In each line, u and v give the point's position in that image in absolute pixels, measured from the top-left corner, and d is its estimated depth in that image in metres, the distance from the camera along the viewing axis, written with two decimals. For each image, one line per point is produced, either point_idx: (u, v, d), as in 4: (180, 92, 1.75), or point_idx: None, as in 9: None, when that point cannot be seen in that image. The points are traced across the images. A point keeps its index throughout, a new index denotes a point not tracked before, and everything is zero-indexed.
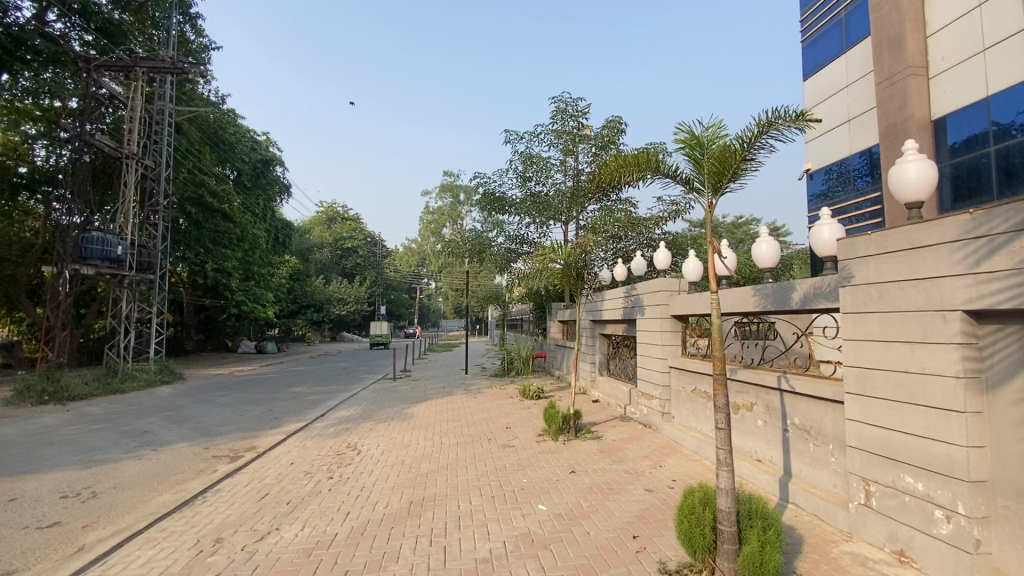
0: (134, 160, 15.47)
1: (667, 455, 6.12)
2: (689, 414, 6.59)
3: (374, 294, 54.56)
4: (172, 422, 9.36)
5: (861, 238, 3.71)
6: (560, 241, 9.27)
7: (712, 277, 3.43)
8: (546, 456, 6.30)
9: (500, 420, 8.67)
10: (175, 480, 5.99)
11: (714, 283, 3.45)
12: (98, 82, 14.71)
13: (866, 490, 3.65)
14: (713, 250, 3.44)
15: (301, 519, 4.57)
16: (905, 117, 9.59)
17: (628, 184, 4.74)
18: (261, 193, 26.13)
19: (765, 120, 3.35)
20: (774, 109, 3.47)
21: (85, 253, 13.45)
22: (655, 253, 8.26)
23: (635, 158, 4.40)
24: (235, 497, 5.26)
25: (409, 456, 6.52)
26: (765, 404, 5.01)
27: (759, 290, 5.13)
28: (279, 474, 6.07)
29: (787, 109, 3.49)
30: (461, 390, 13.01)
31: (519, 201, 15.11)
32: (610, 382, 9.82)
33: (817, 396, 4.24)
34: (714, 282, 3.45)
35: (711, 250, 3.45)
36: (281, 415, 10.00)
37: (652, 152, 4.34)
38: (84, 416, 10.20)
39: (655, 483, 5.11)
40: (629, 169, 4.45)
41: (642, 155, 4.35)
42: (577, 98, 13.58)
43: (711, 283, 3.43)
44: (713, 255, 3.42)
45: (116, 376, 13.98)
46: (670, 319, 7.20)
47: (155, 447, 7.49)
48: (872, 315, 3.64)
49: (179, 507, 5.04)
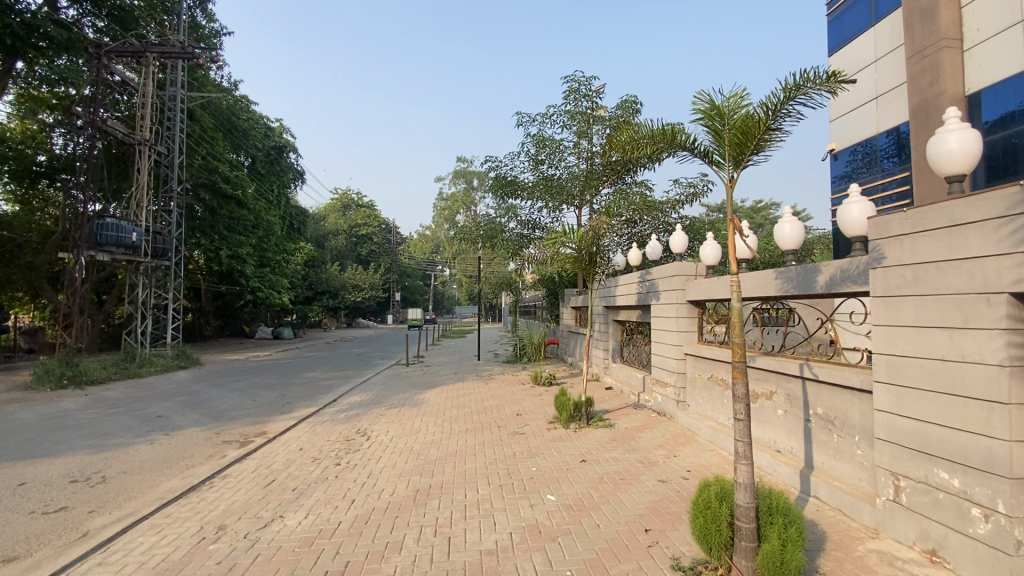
0: (147, 146, 15.53)
1: (681, 444, 5.93)
2: (705, 402, 6.38)
3: (389, 280, 54.84)
4: (186, 406, 9.45)
5: (896, 216, 3.44)
6: (573, 224, 9.03)
7: (733, 259, 3.17)
8: (557, 444, 6.16)
9: (511, 407, 8.57)
10: (184, 465, 5.99)
11: (735, 265, 3.19)
12: (109, 68, 14.70)
13: (895, 485, 3.43)
14: (733, 227, 3.17)
15: (306, 506, 4.51)
16: (938, 93, 9.11)
17: (641, 160, 4.47)
18: (276, 179, 26.19)
19: (793, 84, 3.07)
20: (802, 72, 3.18)
21: (100, 240, 13.58)
22: (672, 236, 7.98)
23: (650, 132, 4.13)
24: (241, 483, 5.23)
25: (417, 443, 6.44)
26: (786, 393, 4.78)
27: (781, 273, 4.87)
28: (287, 459, 6.04)
29: (817, 71, 3.19)
30: (473, 376, 12.93)
31: (531, 185, 14.85)
32: (624, 369, 9.63)
33: (843, 384, 4.00)
34: (734, 264, 3.20)
35: (730, 227, 3.18)
36: (293, 401, 10.02)
37: (668, 126, 4.07)
38: (101, 400, 10.38)
39: (669, 473, 4.94)
40: (643, 144, 4.18)
41: (658, 130, 4.09)
42: (590, 77, 13.19)
43: (732, 264, 3.17)
44: (732, 233, 3.16)
45: (134, 361, 14.19)
46: (686, 305, 6.96)
47: (167, 432, 7.55)
48: (905, 299, 3.38)
49: (185, 493, 5.03)
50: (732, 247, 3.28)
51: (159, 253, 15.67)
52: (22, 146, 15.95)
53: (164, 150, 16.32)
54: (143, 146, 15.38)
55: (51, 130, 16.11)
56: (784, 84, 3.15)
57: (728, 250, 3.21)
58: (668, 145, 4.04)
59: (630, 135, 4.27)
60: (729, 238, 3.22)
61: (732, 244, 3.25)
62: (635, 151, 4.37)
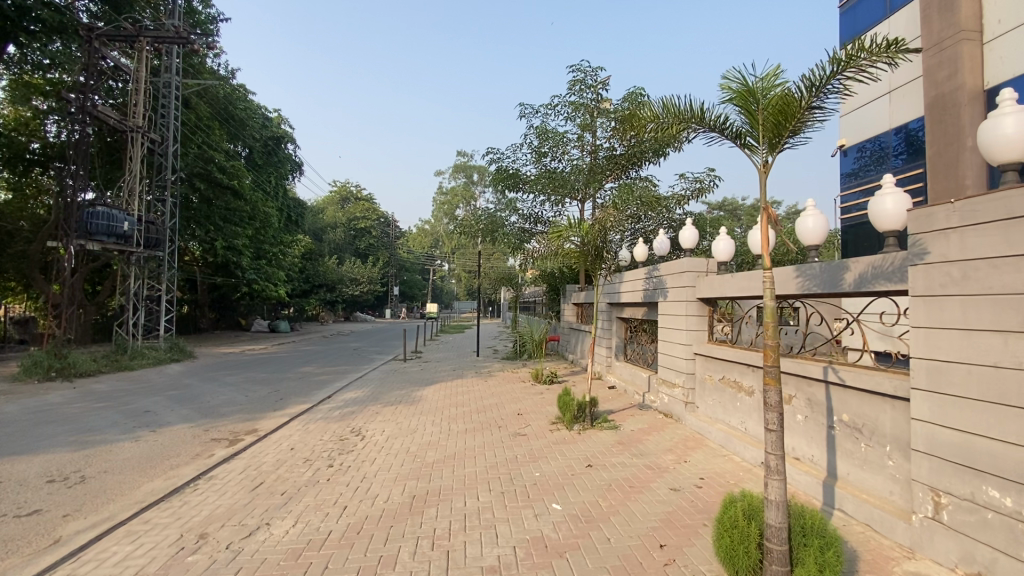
0: (140, 134, 15.15)
1: (691, 449, 5.65)
2: (716, 404, 6.09)
3: (387, 274, 54.56)
4: (175, 401, 9.14)
5: (941, 208, 3.15)
6: (578, 217, 8.71)
7: (766, 254, 2.93)
8: (560, 447, 5.87)
9: (512, 406, 8.27)
10: (169, 465, 5.69)
11: (768, 259, 2.95)
12: (102, 53, 14.25)
13: (935, 502, 3.16)
14: (765, 218, 2.90)
15: (294, 513, 4.22)
16: (956, 87, 8.73)
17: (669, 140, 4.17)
18: (274, 170, 25.81)
19: (843, 57, 2.73)
20: (856, 40, 2.80)
21: (90, 228, 13.23)
22: (681, 231, 7.67)
23: (672, 110, 3.75)
24: (227, 486, 4.94)
25: (414, 444, 6.15)
26: (807, 397, 4.49)
27: (803, 271, 4.57)
28: (277, 460, 5.74)
29: (875, 37, 2.80)
30: (472, 373, 12.64)
31: (533, 178, 14.54)
32: (627, 368, 9.36)
33: (873, 390, 3.71)
34: (767, 259, 2.94)
35: (763, 217, 2.90)
36: (286, 396, 9.72)
37: (692, 105, 3.70)
38: (89, 393, 10.06)
39: (681, 481, 4.66)
40: (664, 124, 3.80)
41: (682, 108, 3.71)
42: (596, 67, 12.83)
43: (765, 260, 2.93)
44: (763, 225, 2.90)
45: (125, 353, 13.87)
46: (696, 303, 6.65)
47: (154, 428, 7.24)
48: (951, 299, 3.08)
49: (167, 496, 4.73)
50: (764, 240, 3.02)
51: (152, 243, 15.32)
52: (14, 133, 15.63)
53: (158, 138, 15.94)
54: (136, 133, 15.01)
55: (45, 117, 15.59)
56: (833, 57, 2.81)
57: (760, 244, 2.97)
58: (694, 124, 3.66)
59: (649, 112, 3.87)
60: (760, 231, 2.96)
61: (764, 237, 2.99)
62: (654, 132, 4.01)
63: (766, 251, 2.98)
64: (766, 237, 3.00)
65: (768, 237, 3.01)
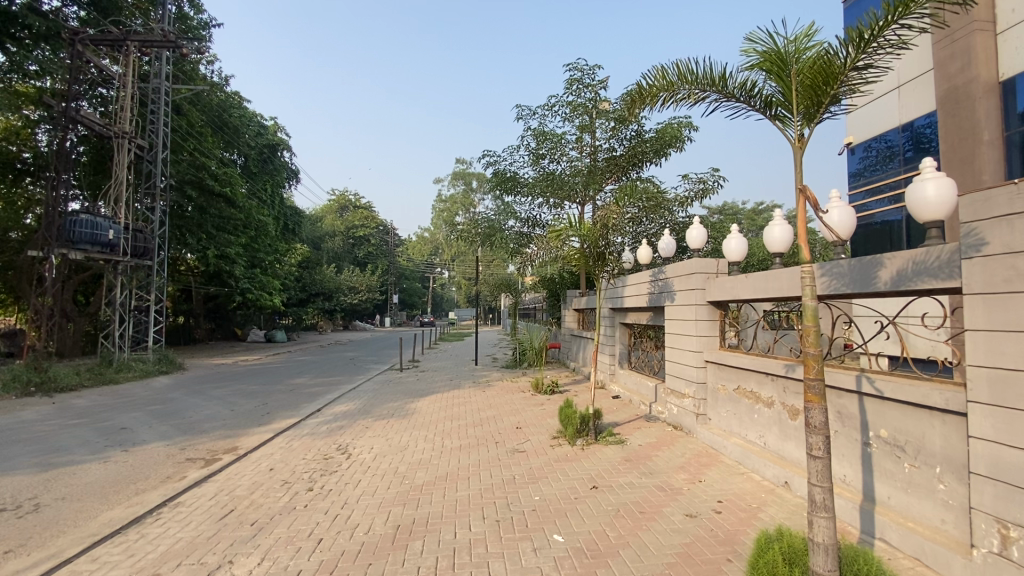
0: (126, 139, 14.74)
1: (705, 466, 5.17)
2: (730, 416, 5.61)
3: (388, 282, 54.20)
4: (155, 417, 8.64)
5: (1003, 192, 2.69)
6: (578, 217, 8.28)
7: (804, 244, 2.38)
8: (561, 465, 5.38)
9: (510, 418, 7.79)
10: (135, 490, 5.20)
11: (807, 249, 2.41)
12: (86, 56, 13.82)
13: (1003, 536, 2.69)
14: (808, 197, 2.36)
15: (262, 548, 3.73)
16: (969, 79, 8.31)
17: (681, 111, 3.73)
18: (269, 178, 25.40)
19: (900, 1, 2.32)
20: None
21: (73, 237, 12.79)
22: (689, 230, 7.21)
23: (687, 76, 3.29)
24: (193, 515, 4.45)
25: (403, 464, 5.66)
26: (837, 410, 4.01)
27: (830, 270, 4.11)
28: (253, 483, 5.26)
29: None
30: (470, 382, 12.15)
31: (531, 182, 14.10)
32: (632, 377, 8.90)
33: (918, 403, 3.25)
34: (805, 249, 2.41)
35: (807, 197, 2.36)
36: (274, 410, 9.23)
37: (709, 70, 3.26)
38: (68, 408, 9.59)
39: (697, 505, 4.17)
40: (677, 93, 3.35)
41: (698, 74, 3.24)
42: (593, 66, 12.47)
43: (802, 251, 2.39)
44: (803, 205, 2.36)
45: (111, 366, 13.43)
46: (706, 306, 6.20)
47: (127, 448, 6.75)
48: (1019, 298, 2.62)
49: (124, 528, 4.26)
50: (805, 222, 2.46)
51: (140, 252, 14.94)
52: (5, 143, 15.24)
53: (147, 144, 15.54)
54: (122, 139, 14.60)
55: (36, 127, 15.20)
56: (885, 1, 2.40)
57: (796, 232, 2.41)
58: (713, 90, 3.20)
59: (658, 81, 3.41)
60: (800, 210, 2.40)
61: (802, 220, 2.45)
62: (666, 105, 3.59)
63: (807, 239, 2.43)
64: (805, 215, 2.42)
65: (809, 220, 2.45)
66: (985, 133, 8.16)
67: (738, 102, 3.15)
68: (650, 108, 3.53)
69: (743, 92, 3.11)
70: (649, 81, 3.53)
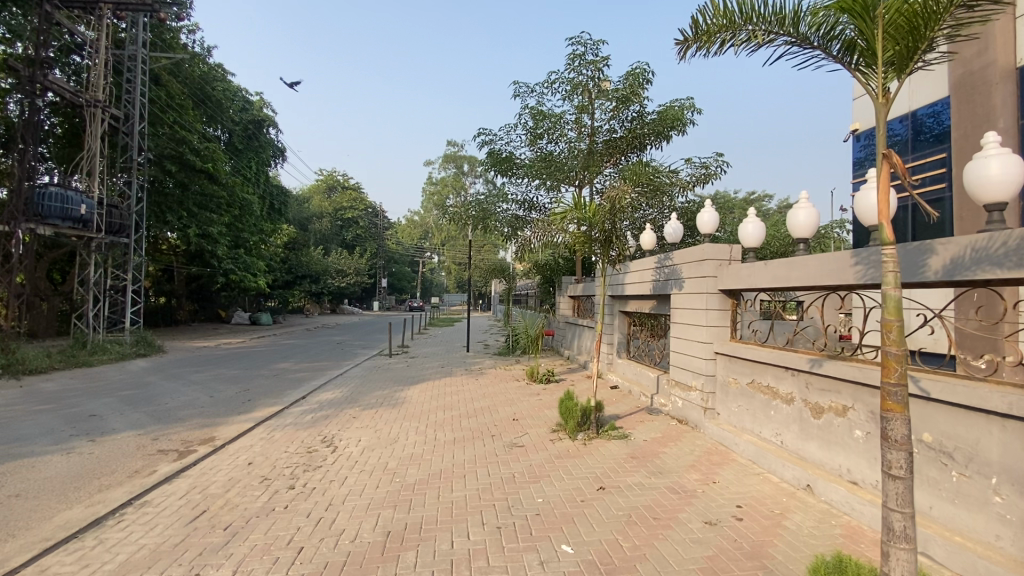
0: (100, 108, 13.83)
1: (717, 465, 4.85)
2: (742, 412, 5.29)
3: (376, 265, 53.43)
4: (128, 404, 8.12)
5: None
6: (581, 197, 7.83)
7: (887, 224, 1.99)
8: (564, 462, 5.03)
9: (505, 409, 7.43)
10: (98, 486, 4.74)
11: (889, 231, 2.01)
12: (56, 18, 12.87)
13: None
14: (894, 163, 1.96)
15: (236, 558, 3.33)
16: (986, 64, 7.77)
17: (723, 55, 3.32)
18: (253, 155, 24.48)
19: None
20: None
21: (42, 211, 12.05)
22: (700, 214, 6.82)
23: (751, 12, 2.88)
24: (161, 517, 4.03)
25: (393, 459, 5.27)
26: (871, 410, 3.69)
27: (867, 257, 3.75)
28: (229, 479, 4.84)
29: None
30: (462, 370, 11.77)
31: (528, 163, 13.55)
32: (631, 366, 8.58)
33: (973, 406, 2.93)
34: (886, 227, 2.02)
35: (890, 164, 1.96)
36: (256, 397, 8.76)
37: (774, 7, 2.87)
38: (35, 393, 9.01)
39: (715, 509, 3.86)
40: (736, 33, 2.95)
41: (767, 12, 2.83)
42: (596, 41, 11.92)
43: (885, 231, 1.99)
44: (886, 174, 1.97)
45: (85, 348, 12.82)
46: (718, 295, 5.81)
47: (94, 437, 6.25)
48: None
49: (82, 532, 3.82)
50: (887, 197, 2.05)
51: (115, 229, 14.25)
52: None
53: (122, 115, 14.65)
54: (95, 108, 13.68)
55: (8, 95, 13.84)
56: None
57: (877, 208, 2.03)
58: (781, 32, 2.83)
59: (717, 19, 2.99)
60: (880, 182, 2.00)
61: (884, 191, 2.06)
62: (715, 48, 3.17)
63: (887, 217, 2.05)
64: (889, 186, 2.04)
65: (890, 193, 2.05)
66: (1000, 121, 7.63)
67: (808, 46, 2.79)
68: (704, 52, 3.12)
69: (817, 34, 2.74)
70: (704, 21, 3.09)
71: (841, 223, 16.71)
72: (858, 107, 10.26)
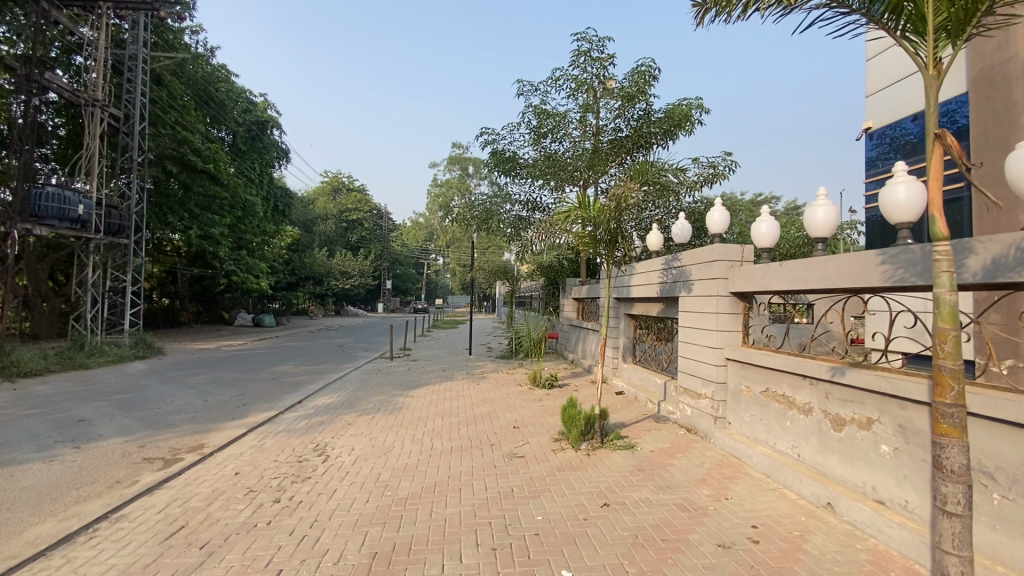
0: (99, 108, 13.69)
1: (729, 479, 4.55)
2: (756, 421, 4.99)
3: (380, 266, 53.35)
4: (119, 409, 7.90)
5: None
6: (587, 195, 7.55)
7: (939, 216, 1.83)
8: (566, 475, 4.74)
9: (507, 416, 7.15)
10: (76, 498, 4.50)
11: (941, 224, 1.86)
12: (55, 16, 12.75)
13: None
14: (949, 145, 1.79)
15: None
16: (1007, 59, 7.33)
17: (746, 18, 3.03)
18: (257, 157, 24.36)
19: None
20: None
21: (39, 211, 11.91)
22: (711, 213, 6.52)
23: None
24: (136, 534, 3.78)
25: (385, 470, 5.00)
26: (900, 423, 3.39)
27: (895, 256, 3.48)
28: (213, 491, 4.59)
29: None
30: (462, 374, 11.48)
31: (531, 162, 13.29)
32: (637, 372, 8.28)
33: (1019, 423, 2.63)
34: (938, 219, 1.87)
35: (945, 146, 1.78)
36: (251, 402, 8.52)
37: None
38: (27, 396, 8.81)
39: (729, 529, 3.57)
40: None
41: None
42: (602, 37, 11.65)
43: (937, 225, 1.84)
44: (940, 157, 1.80)
45: (82, 350, 12.66)
46: (729, 298, 5.51)
47: (79, 444, 6.03)
48: None
49: (50, 548, 3.58)
50: (939, 183, 1.88)
51: (114, 230, 14.10)
52: None
53: (122, 115, 14.49)
54: (94, 107, 13.55)
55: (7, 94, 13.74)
56: None
57: (930, 194, 1.86)
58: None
59: None
60: (934, 165, 1.83)
61: (936, 175, 1.89)
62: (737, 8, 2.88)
63: (939, 209, 1.87)
64: (942, 170, 1.87)
65: (942, 180, 1.87)
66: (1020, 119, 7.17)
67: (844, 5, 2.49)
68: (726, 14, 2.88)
69: None
70: None
71: (852, 222, 16.32)
72: (872, 104, 9.85)
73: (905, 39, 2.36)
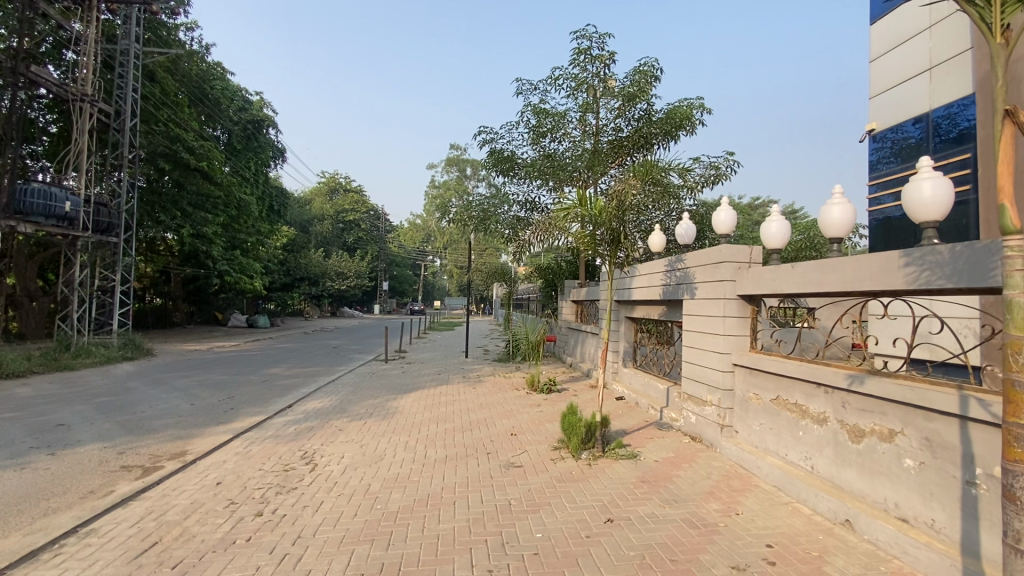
0: (88, 103, 13.36)
1: (738, 492, 4.31)
2: (765, 430, 4.76)
3: (377, 268, 53.04)
4: (101, 412, 7.60)
5: None
6: (588, 194, 7.30)
7: (1012, 206, 1.65)
8: (565, 487, 4.48)
9: (504, 422, 6.90)
10: (45, 509, 4.22)
11: (1012, 215, 1.68)
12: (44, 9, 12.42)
13: None
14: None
15: None
16: None
17: None
18: (253, 156, 24.08)
19: None
20: None
21: (24, 208, 11.62)
22: (717, 213, 6.30)
23: None
24: (105, 550, 3.52)
25: (376, 480, 4.74)
26: (927, 436, 3.16)
27: (920, 257, 3.26)
28: (192, 503, 4.32)
29: None
30: (458, 377, 11.21)
31: (530, 162, 13.09)
32: (638, 377, 8.04)
33: None
34: (1009, 210, 1.68)
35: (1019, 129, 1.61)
36: (240, 405, 8.24)
37: None
38: (8, 399, 8.50)
39: (742, 549, 3.33)
40: None
41: None
42: (603, 34, 11.42)
43: (1009, 217, 1.66)
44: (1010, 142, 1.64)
45: (68, 351, 12.34)
46: (736, 301, 5.29)
47: (55, 451, 5.74)
48: None
49: (11, 566, 3.32)
50: (1010, 169, 1.70)
51: (103, 228, 13.80)
52: None
53: (112, 111, 14.22)
54: (84, 102, 13.24)
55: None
56: None
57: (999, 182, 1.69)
58: None
59: None
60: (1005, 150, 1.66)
61: (1007, 161, 1.71)
62: None
63: (1012, 198, 1.67)
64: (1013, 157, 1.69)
65: (1015, 164, 1.68)
66: None
67: None
68: None
69: None
70: None
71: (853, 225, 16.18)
72: (876, 105, 9.65)
73: (969, 3, 2.05)
